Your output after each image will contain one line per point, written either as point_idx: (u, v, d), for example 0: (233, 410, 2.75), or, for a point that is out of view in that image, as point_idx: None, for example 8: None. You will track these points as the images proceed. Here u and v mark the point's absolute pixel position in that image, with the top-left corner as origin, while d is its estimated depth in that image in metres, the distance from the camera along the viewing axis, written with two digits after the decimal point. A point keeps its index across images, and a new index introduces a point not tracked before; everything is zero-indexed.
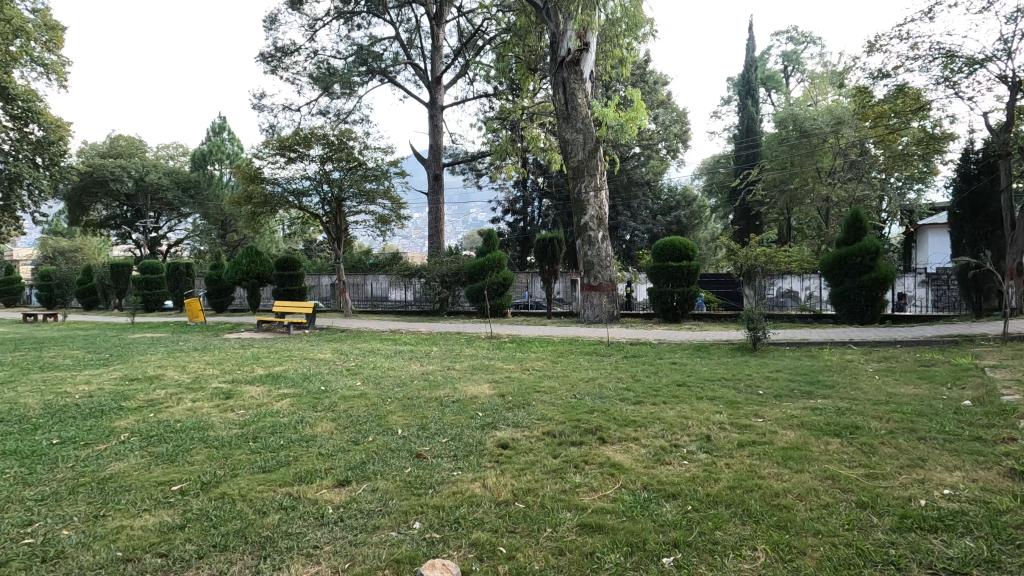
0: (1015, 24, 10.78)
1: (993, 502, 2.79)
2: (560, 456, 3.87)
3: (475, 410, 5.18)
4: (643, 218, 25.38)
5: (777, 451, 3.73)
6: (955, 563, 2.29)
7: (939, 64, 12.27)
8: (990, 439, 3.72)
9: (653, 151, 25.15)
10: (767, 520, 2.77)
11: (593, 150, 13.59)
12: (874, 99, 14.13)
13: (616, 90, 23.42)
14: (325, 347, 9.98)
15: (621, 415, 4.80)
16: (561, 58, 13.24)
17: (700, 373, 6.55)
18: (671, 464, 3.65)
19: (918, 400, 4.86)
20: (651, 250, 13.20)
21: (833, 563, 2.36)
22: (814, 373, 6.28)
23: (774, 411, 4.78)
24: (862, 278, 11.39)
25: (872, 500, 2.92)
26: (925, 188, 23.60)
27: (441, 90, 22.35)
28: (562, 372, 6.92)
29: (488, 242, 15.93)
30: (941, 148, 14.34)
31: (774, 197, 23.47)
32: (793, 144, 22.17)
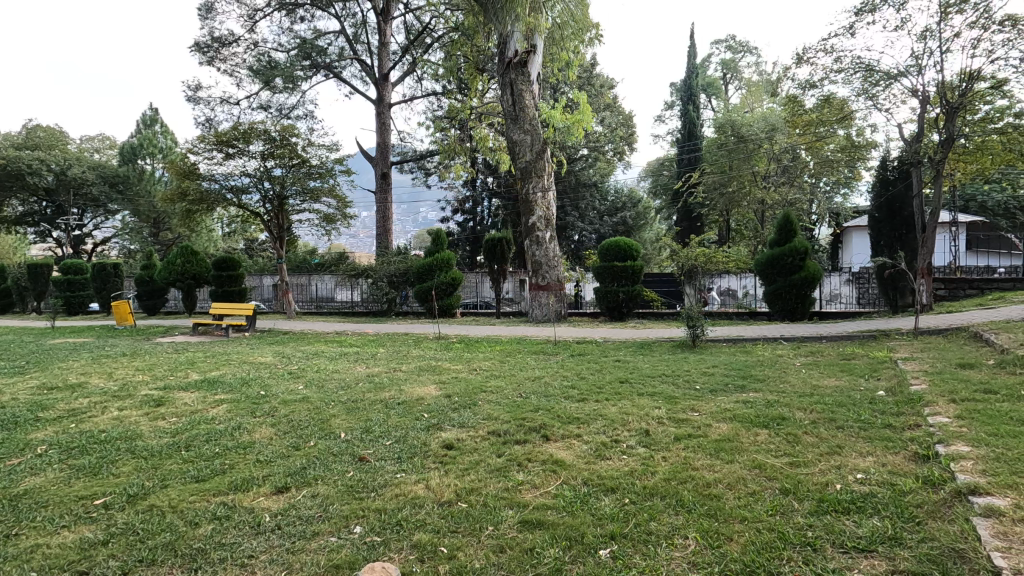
0: (925, 42, 11.65)
1: (898, 484, 3.03)
2: (503, 455, 3.91)
3: (420, 411, 5.16)
4: (590, 218, 25.91)
5: (710, 444, 3.90)
6: (863, 541, 2.47)
7: (859, 77, 13.14)
8: (899, 425, 4.04)
9: (600, 154, 25.64)
10: (697, 510, 2.91)
11: (540, 151, 13.78)
12: (804, 109, 14.96)
13: (562, 92, 23.75)
14: (266, 350, 9.64)
15: (566, 413, 4.89)
16: (509, 59, 13.30)
17: (642, 370, 6.77)
18: (611, 459, 3.77)
19: (838, 392, 5.21)
20: (598, 250, 13.48)
21: (755, 547, 2.50)
22: (746, 367, 6.62)
23: (709, 405, 5.01)
24: (792, 277, 12.05)
25: (794, 487, 3.11)
26: (850, 193, 25.19)
27: (389, 87, 21.96)
28: (509, 372, 7.00)
29: (437, 241, 15.80)
30: (862, 155, 15.36)
31: (715, 200, 24.38)
32: (731, 149, 23.16)
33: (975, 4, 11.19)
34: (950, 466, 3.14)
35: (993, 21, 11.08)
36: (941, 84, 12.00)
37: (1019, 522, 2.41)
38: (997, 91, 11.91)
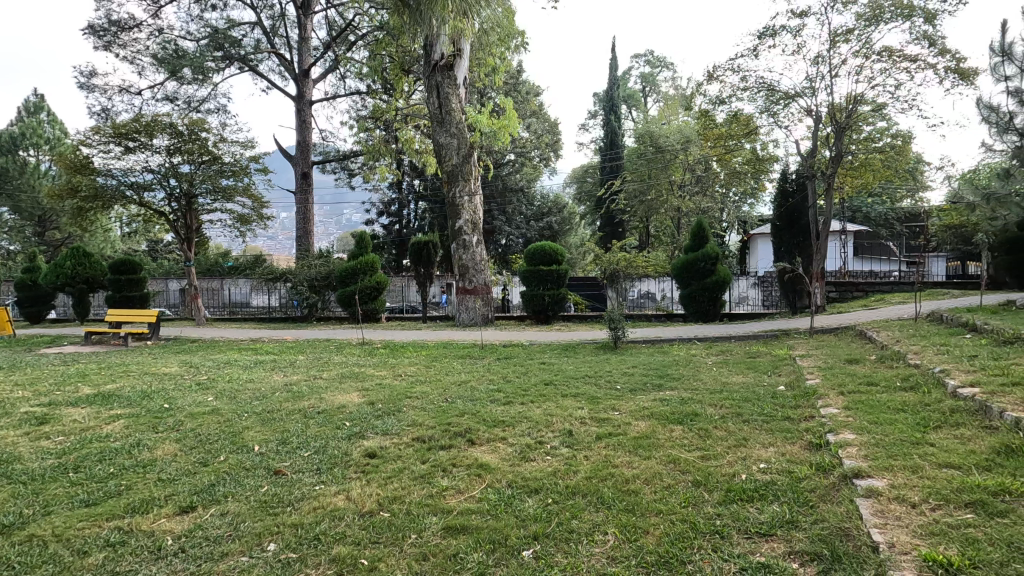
0: (818, 67, 12.77)
1: (795, 471, 3.29)
2: (428, 461, 3.86)
3: (343, 419, 4.99)
4: (516, 223, 26.17)
5: (629, 441, 4.06)
6: (765, 526, 2.66)
7: (763, 95, 14.20)
8: (797, 417, 4.40)
9: (527, 159, 26.03)
10: (617, 506, 3.02)
11: (467, 155, 13.78)
12: (715, 123, 15.96)
13: (489, 97, 23.90)
14: (172, 359, 8.96)
15: (491, 416, 4.91)
16: (435, 62, 13.22)
17: (566, 371, 6.93)
18: (535, 460, 3.82)
19: (745, 388, 5.59)
20: (524, 254, 13.66)
21: (670, 538, 2.63)
22: (664, 367, 6.95)
23: (629, 404, 5.20)
24: (705, 281, 12.80)
25: (705, 479, 3.30)
26: (755, 202, 27.14)
27: (310, 84, 21.13)
28: (435, 376, 6.92)
29: (360, 244, 15.35)
30: (765, 168, 16.61)
31: (635, 207, 25.41)
32: (650, 158, 24.25)
33: (859, 35, 12.43)
34: (839, 453, 3.45)
35: (874, 51, 12.34)
36: (832, 105, 13.21)
37: (895, 499, 2.69)
38: (878, 115, 13.28)
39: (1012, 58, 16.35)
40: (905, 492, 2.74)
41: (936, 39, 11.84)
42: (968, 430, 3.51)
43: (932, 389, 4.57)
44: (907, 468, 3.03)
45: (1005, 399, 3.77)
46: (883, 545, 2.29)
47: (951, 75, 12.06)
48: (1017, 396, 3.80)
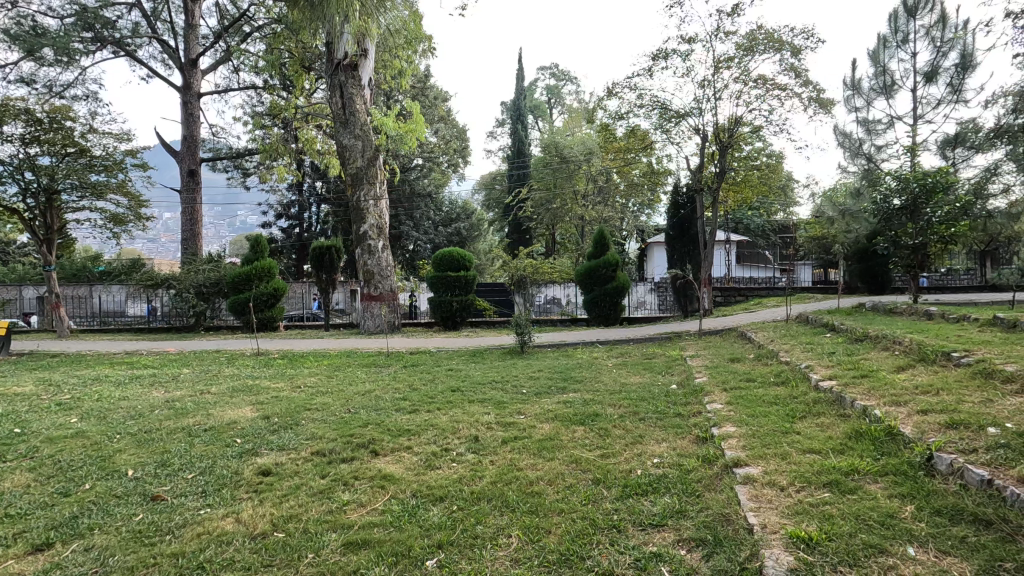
0: (705, 89, 13.87)
1: (684, 463, 3.54)
2: (328, 475, 3.70)
3: (233, 436, 4.64)
4: (424, 228, 25.86)
5: (534, 444, 4.15)
6: (657, 517, 2.82)
7: (657, 113, 15.19)
8: (686, 413, 4.74)
9: (434, 165, 25.83)
10: (521, 508, 3.07)
11: (373, 157, 13.45)
12: (615, 136, 16.82)
13: (396, 100, 23.47)
14: (25, 378, 7.83)
15: (396, 425, 4.80)
16: (337, 61, 12.78)
17: (473, 377, 6.94)
18: (440, 468, 3.79)
19: (641, 388, 5.92)
20: (431, 260, 13.51)
21: (570, 535, 2.72)
22: (567, 370, 7.18)
23: (534, 407, 5.32)
24: (606, 286, 13.43)
25: (604, 476, 3.45)
26: (652, 213, 28.85)
27: (198, 74, 19.56)
28: (337, 387, 6.64)
29: (256, 249, 14.41)
30: (660, 181, 17.72)
31: (542, 215, 25.61)
32: (555, 168, 24.96)
33: (739, 63, 13.68)
34: (721, 445, 3.75)
35: (751, 79, 13.64)
36: (716, 126, 14.42)
37: (767, 484, 2.97)
38: (755, 136, 14.69)
39: (860, 92, 18.79)
40: (775, 477, 3.04)
41: (801, 71, 13.31)
42: (827, 418, 3.97)
43: (799, 383, 5.11)
44: (777, 455, 3.36)
45: (856, 389, 4.31)
46: (757, 527, 2.52)
47: (813, 104, 13.61)
48: (865, 387, 4.35)
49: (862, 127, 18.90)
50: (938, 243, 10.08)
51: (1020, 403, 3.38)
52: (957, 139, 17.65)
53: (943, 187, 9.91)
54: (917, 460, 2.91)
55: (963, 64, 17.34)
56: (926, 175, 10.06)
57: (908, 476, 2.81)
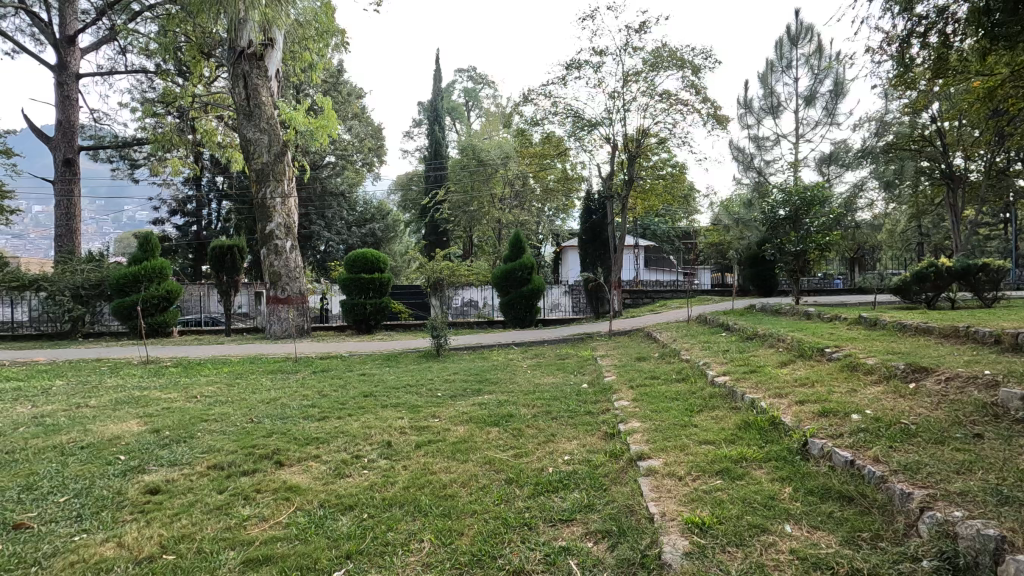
0: (616, 100, 14.51)
1: (593, 459, 3.68)
2: (226, 490, 3.47)
3: (115, 453, 4.22)
4: (337, 229, 24.98)
5: (448, 447, 4.14)
6: (566, 513, 2.92)
7: (571, 121, 15.69)
8: (596, 411, 4.93)
9: (348, 163, 24.97)
10: (434, 512, 3.05)
11: (280, 153, 12.80)
12: (531, 142, 17.17)
13: (306, 94, 22.44)
14: None
15: (303, 433, 4.60)
16: (240, 49, 12.04)
17: (387, 382, 6.78)
18: (350, 476, 3.67)
19: (554, 387, 6.08)
20: (343, 261, 13.02)
21: (483, 536, 2.74)
22: (482, 372, 7.23)
23: (449, 410, 5.29)
24: (522, 289, 13.64)
25: (517, 475, 3.51)
26: (566, 218, 29.69)
27: (76, 53, 17.62)
28: (239, 396, 6.24)
29: (145, 247, 13.20)
30: (573, 186, 18.27)
31: (458, 217, 25.76)
32: (472, 171, 24.93)
33: (646, 78, 14.45)
34: (627, 440, 3.93)
35: (657, 93, 14.44)
36: (625, 136, 15.14)
37: (667, 475, 3.16)
38: (661, 148, 15.56)
39: (751, 111, 20.50)
40: (674, 468, 3.25)
41: (701, 89, 14.28)
42: (721, 411, 4.28)
43: (697, 379, 5.48)
44: (677, 447, 3.58)
45: (745, 384, 4.69)
46: (657, 516, 2.67)
47: (711, 120, 14.65)
48: (753, 381, 4.74)
49: (753, 143, 20.60)
50: (815, 250, 11.22)
51: (877, 392, 3.84)
52: (831, 157, 19.73)
53: (819, 200, 11.03)
54: (795, 446, 3.23)
55: (835, 91, 19.43)
56: (805, 190, 11.16)
57: (788, 460, 3.11)
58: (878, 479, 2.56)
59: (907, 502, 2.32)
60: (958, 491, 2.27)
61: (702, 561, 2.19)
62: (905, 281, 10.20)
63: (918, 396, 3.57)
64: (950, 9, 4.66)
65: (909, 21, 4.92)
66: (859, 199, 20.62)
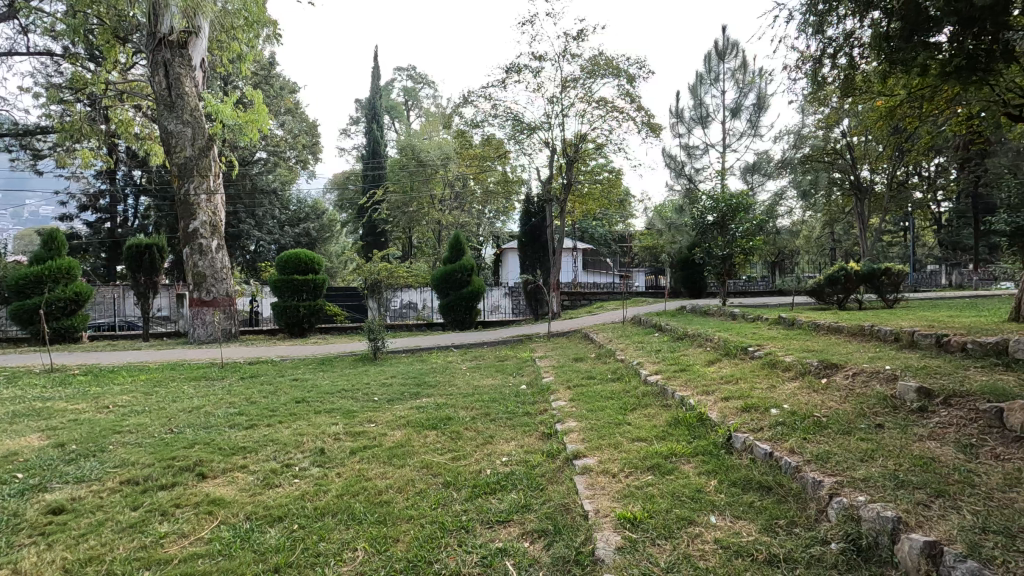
0: (555, 105, 14.73)
1: (531, 459, 3.72)
2: (142, 506, 3.24)
3: (11, 472, 3.84)
4: (268, 228, 23.94)
5: (384, 452, 4.06)
6: (503, 514, 2.92)
7: (510, 124, 15.81)
8: (533, 412, 4.99)
9: (280, 160, 23.99)
10: (368, 519, 2.97)
11: (205, 147, 12.12)
12: (471, 143, 17.16)
13: (234, 86, 21.36)
14: None
15: (229, 443, 4.37)
16: (161, 36, 11.31)
17: (321, 387, 6.56)
18: (280, 486, 3.52)
19: (492, 389, 6.10)
20: (274, 262, 12.46)
21: (419, 541, 2.70)
22: (420, 375, 7.14)
23: (385, 415, 5.19)
24: (461, 291, 13.58)
25: (454, 478, 3.49)
26: (507, 220, 29.85)
27: None
28: (158, 405, 5.85)
29: (49, 245, 12.08)
30: (513, 189, 18.40)
31: (397, 218, 25.33)
32: (411, 171, 24.58)
33: (583, 84, 14.78)
34: (564, 439, 4.00)
35: (594, 100, 14.80)
36: (564, 141, 15.41)
37: (601, 472, 3.24)
38: (598, 153, 15.95)
39: (682, 121, 21.41)
40: (608, 465, 3.33)
41: (635, 97, 14.76)
42: (652, 409, 4.44)
43: (631, 378, 5.66)
44: (611, 445, 3.68)
45: (676, 382, 4.89)
46: (591, 513, 2.74)
47: (645, 128, 15.17)
48: (683, 379, 4.95)
49: (684, 151, 21.51)
50: (740, 254, 11.87)
51: (794, 387, 4.11)
52: (754, 167, 20.84)
53: (744, 207, 11.68)
54: (720, 440, 3.40)
55: (759, 105, 20.61)
56: (731, 197, 11.78)
57: (713, 454, 3.26)
58: (793, 469, 2.73)
59: (818, 489, 2.49)
60: (862, 478, 2.46)
61: (633, 556, 2.26)
62: (819, 283, 10.94)
63: (828, 391, 3.85)
64: (856, 33, 5.08)
65: (821, 42, 5.31)
66: (779, 207, 21.99)
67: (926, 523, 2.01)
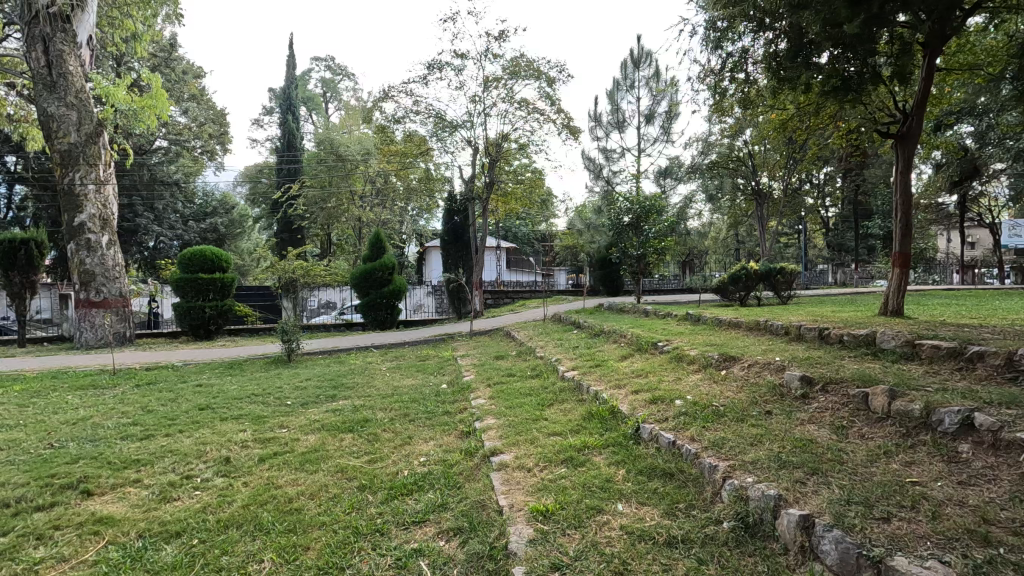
0: (477, 104, 14.75)
1: (449, 459, 3.72)
2: (12, 532, 2.91)
3: None
4: (170, 223, 22.19)
5: (296, 458, 3.90)
6: (419, 515, 2.90)
7: (432, 121, 15.66)
8: (453, 411, 4.99)
9: (184, 149, 22.29)
10: (276, 528, 2.86)
11: (93, 134, 11.04)
12: (392, 139, 16.84)
13: (129, 67, 19.55)
14: None
15: (121, 456, 4.02)
16: (38, 7, 10.16)
17: (228, 392, 6.19)
18: (178, 500, 3.29)
19: (412, 389, 6.03)
20: (176, 260, 11.48)
21: (331, 547, 2.62)
22: (337, 377, 6.92)
23: (298, 419, 4.99)
24: (382, 290, 13.26)
25: (370, 481, 3.42)
26: (430, 218, 29.54)
27: None
28: (35, 417, 5.26)
29: None
30: (436, 187, 18.26)
31: (314, 214, 24.29)
32: (329, 166, 23.63)
33: (505, 85, 14.92)
34: (483, 437, 4.03)
35: (515, 101, 14.98)
36: (486, 140, 15.48)
37: (518, 467, 3.30)
38: (520, 153, 16.15)
39: (600, 124, 22.16)
40: (524, 460, 3.41)
41: (555, 100, 15.08)
42: (568, 404, 4.58)
43: (549, 374, 5.80)
44: (528, 441, 3.76)
45: (591, 377, 5.07)
46: (506, 507, 2.79)
47: (564, 130, 15.54)
48: (597, 374, 5.15)
49: (602, 154, 22.26)
50: (653, 254, 12.50)
51: (697, 379, 4.40)
52: (667, 171, 21.83)
53: (656, 209, 12.29)
54: (629, 431, 3.56)
55: (670, 112, 21.72)
56: (645, 199, 12.34)
57: (623, 445, 3.42)
58: (693, 456, 2.93)
59: (713, 473, 2.68)
60: (751, 461, 2.67)
61: (544, 546, 2.33)
62: (723, 283, 11.68)
63: (727, 381, 4.16)
64: (751, 50, 5.49)
65: (720, 57, 5.71)
66: (689, 209, 23.32)
67: (802, 498, 2.22)
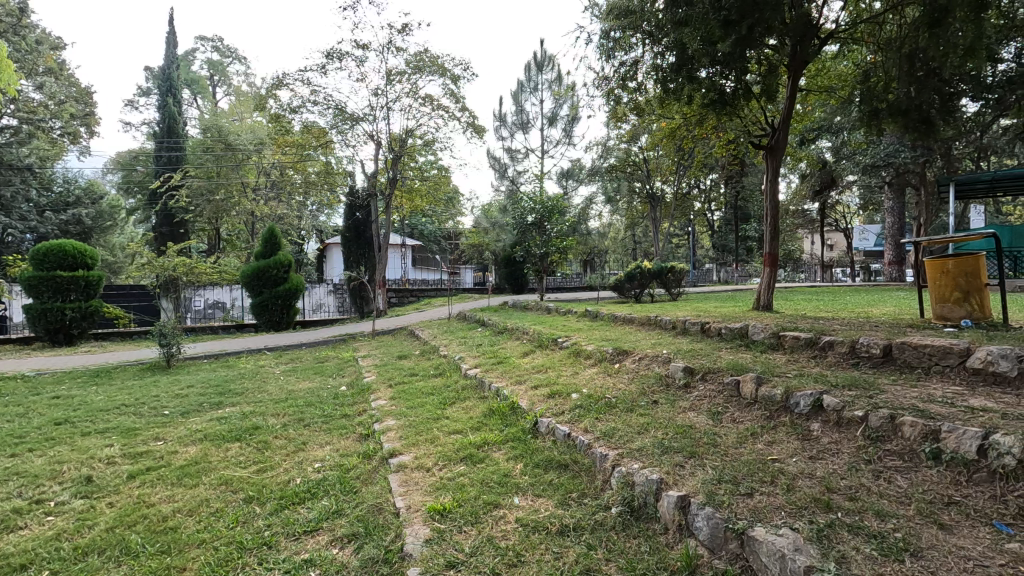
0: (380, 97, 14.34)
1: (345, 463, 3.59)
2: None
3: None
4: (21, 214, 19.39)
5: (173, 472, 3.57)
6: (312, 523, 2.78)
7: (332, 113, 15.02)
8: (351, 413, 4.83)
9: (40, 130, 19.56)
10: (147, 551, 2.60)
11: None
12: (288, 130, 15.91)
13: None
14: None
15: None
16: None
17: (93, 403, 5.53)
18: (25, 528, 2.89)
19: (309, 392, 5.76)
20: (28, 255, 10.02)
21: (211, 565, 2.44)
22: (224, 382, 6.43)
23: (177, 430, 4.57)
24: (277, 288, 12.50)
25: (257, 492, 3.22)
26: (331, 214, 28.31)
27: None
28: None
29: None
30: (336, 181, 17.53)
31: (200, 206, 22.35)
32: (217, 155, 21.87)
33: (408, 79, 14.64)
34: (381, 439, 3.94)
35: (419, 96, 14.76)
36: (389, 135, 15.10)
37: (416, 468, 3.26)
38: (425, 149, 15.92)
39: (505, 124, 22.41)
40: (423, 460, 3.37)
41: (459, 98, 15.05)
42: (470, 402, 4.59)
43: (452, 372, 5.78)
44: (428, 441, 3.72)
45: (493, 374, 5.13)
46: (403, 509, 2.75)
47: (469, 129, 15.56)
48: (499, 371, 5.22)
49: (507, 154, 22.53)
50: (555, 253, 12.84)
51: (592, 372, 4.60)
52: (569, 172, 22.52)
53: (558, 209, 12.66)
54: (528, 426, 3.65)
55: (571, 116, 22.45)
56: (547, 199, 12.67)
57: (522, 440, 3.50)
58: (585, 446, 3.06)
59: (603, 462, 2.82)
60: (637, 449, 2.84)
61: (439, 545, 2.32)
62: (620, 280, 12.25)
63: (620, 374, 4.39)
64: (641, 60, 5.83)
65: (614, 65, 6.00)
66: (590, 210, 24.25)
67: (680, 480, 2.39)
